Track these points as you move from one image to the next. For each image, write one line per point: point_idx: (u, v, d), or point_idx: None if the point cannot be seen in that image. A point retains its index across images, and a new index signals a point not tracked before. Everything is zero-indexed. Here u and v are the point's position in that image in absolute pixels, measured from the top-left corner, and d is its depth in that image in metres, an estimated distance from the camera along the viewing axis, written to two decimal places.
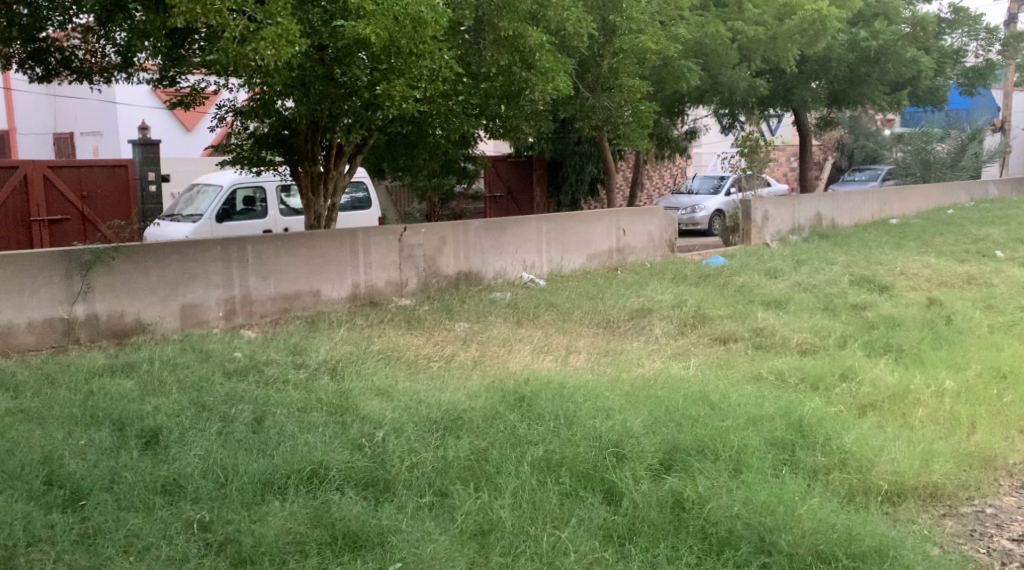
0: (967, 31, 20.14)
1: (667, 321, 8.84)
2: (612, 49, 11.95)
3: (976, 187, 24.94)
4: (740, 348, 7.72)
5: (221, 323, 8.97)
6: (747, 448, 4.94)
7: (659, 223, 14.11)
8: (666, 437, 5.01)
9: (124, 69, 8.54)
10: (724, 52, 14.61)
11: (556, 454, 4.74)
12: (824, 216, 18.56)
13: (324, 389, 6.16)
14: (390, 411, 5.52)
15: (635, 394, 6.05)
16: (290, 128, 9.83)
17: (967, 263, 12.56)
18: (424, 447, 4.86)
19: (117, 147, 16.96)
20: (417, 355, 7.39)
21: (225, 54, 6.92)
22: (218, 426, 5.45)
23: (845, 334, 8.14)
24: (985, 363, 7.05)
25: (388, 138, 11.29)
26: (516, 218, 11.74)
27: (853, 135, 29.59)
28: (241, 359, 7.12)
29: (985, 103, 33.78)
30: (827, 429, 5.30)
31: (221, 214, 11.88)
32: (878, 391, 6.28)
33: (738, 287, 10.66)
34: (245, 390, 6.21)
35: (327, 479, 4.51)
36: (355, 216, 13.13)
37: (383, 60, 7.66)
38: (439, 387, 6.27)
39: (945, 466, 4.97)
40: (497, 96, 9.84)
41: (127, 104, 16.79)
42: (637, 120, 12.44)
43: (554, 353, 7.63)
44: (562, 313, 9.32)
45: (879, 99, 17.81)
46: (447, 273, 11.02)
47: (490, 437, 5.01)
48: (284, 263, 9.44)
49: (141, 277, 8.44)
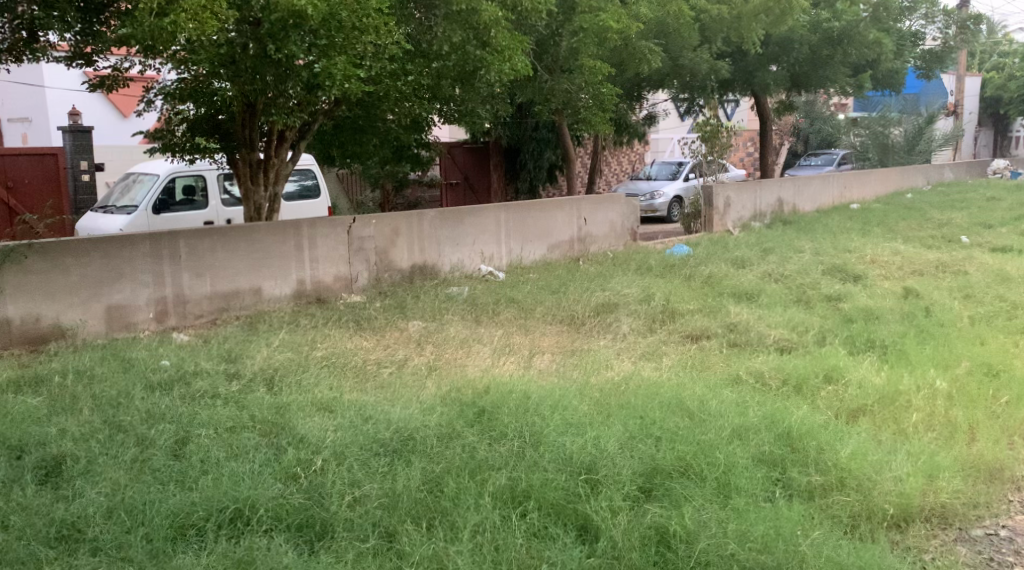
0: (925, 14, 19.85)
1: (635, 317, 8.28)
2: (571, 27, 11.32)
3: (932, 171, 24.95)
4: (714, 346, 7.20)
5: (151, 326, 8.21)
6: (735, 466, 4.40)
7: (621, 211, 13.56)
8: (643, 456, 4.45)
9: (29, 48, 7.67)
10: (686, 33, 14.17)
11: (520, 482, 4.14)
12: (786, 201, 18.23)
13: (258, 405, 5.48)
14: (332, 431, 4.87)
15: (606, 403, 5.47)
16: (226, 112, 9.06)
17: (937, 250, 12.24)
18: (369, 477, 4.23)
19: (46, 133, 15.79)
20: (364, 360, 6.72)
21: (142, 27, 6.24)
22: (133, 452, 4.75)
23: (823, 329, 7.65)
24: (975, 360, 6.61)
25: (335, 123, 10.53)
26: (473, 207, 11.08)
27: (809, 119, 29.32)
28: (167, 368, 6.40)
29: (936, 87, 33.90)
30: (819, 441, 4.77)
31: (158, 205, 11.04)
32: (866, 393, 5.78)
33: (706, 278, 10.16)
34: (168, 407, 5.50)
35: (254, 520, 3.86)
36: (304, 205, 12.37)
37: (321, 35, 7.00)
38: (390, 400, 5.63)
39: (953, 482, 4.47)
40: (449, 77, 9.20)
41: (57, 88, 15.64)
42: (598, 103, 11.88)
43: (516, 355, 7.04)
44: (524, 310, 8.70)
45: (842, 81, 17.45)
46: (401, 266, 10.33)
47: (445, 461, 4.40)
48: (220, 259, 8.69)
49: (59, 276, 7.65)
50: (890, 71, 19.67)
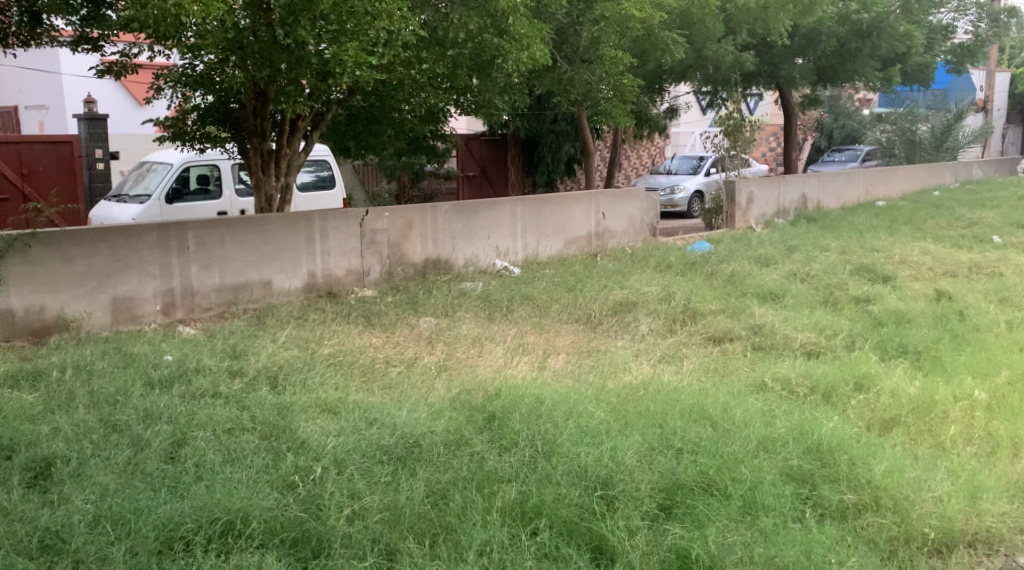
0: (956, 6, 19.35)
1: (654, 317, 7.98)
2: (592, 17, 11.02)
3: (960, 168, 24.46)
4: (738, 350, 6.90)
5: (157, 319, 8.01)
6: (762, 483, 4.11)
7: (641, 206, 13.23)
8: (663, 470, 4.17)
9: (34, 33, 7.44)
10: (710, 24, 13.83)
11: (531, 497, 3.87)
12: (810, 197, 17.83)
13: (260, 405, 5.24)
14: (334, 436, 4.61)
15: (623, 410, 5.18)
16: (237, 100, 8.81)
17: (969, 250, 11.83)
18: (370, 488, 3.99)
19: (63, 121, 15.57)
20: (373, 359, 6.47)
21: (146, 10, 6.01)
22: (126, 455, 4.51)
23: (852, 333, 7.32)
24: (1015, 369, 6.26)
25: (349, 112, 10.27)
26: (488, 200, 10.81)
27: (832, 114, 28.86)
28: (170, 364, 6.16)
29: (963, 84, 33.31)
30: (852, 455, 4.48)
31: (171, 194, 10.85)
32: (899, 403, 5.47)
33: (728, 276, 9.84)
34: (166, 406, 5.26)
35: (246, 534, 3.63)
36: (319, 196, 12.14)
37: (333, 20, 6.73)
38: (396, 402, 5.37)
39: (998, 504, 4.16)
40: (466, 65, 8.92)
41: (74, 75, 15.44)
42: (619, 95, 11.56)
43: (531, 355, 6.79)
44: (539, 307, 8.42)
45: (870, 75, 17.01)
46: (414, 260, 10.08)
47: (452, 472, 4.15)
48: (229, 251, 8.46)
49: (63, 267, 7.44)
50: (920, 65, 19.20)
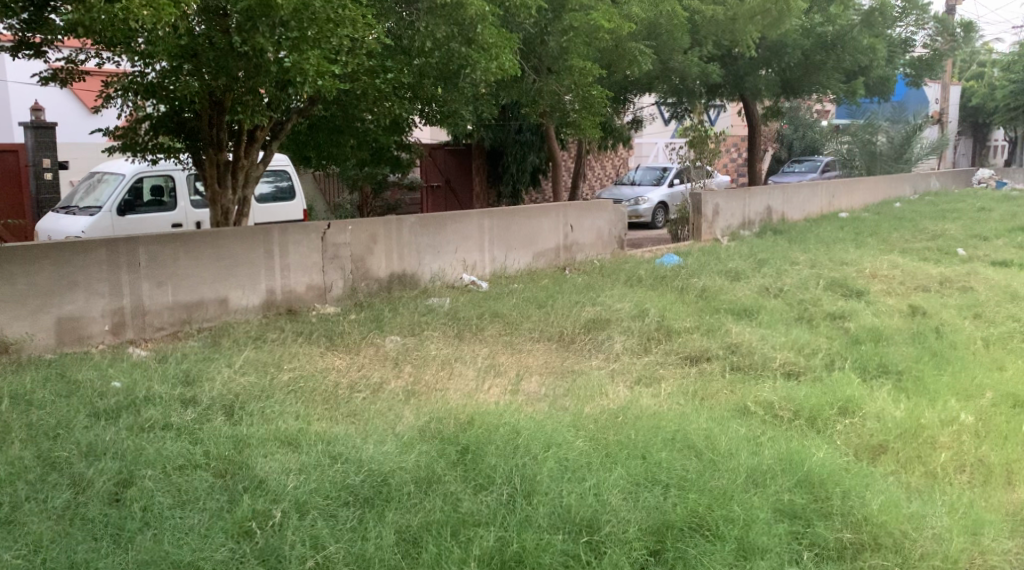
0: (914, 20, 19.15)
1: (627, 335, 7.73)
2: (560, 26, 10.78)
3: (919, 180, 24.73)
4: (716, 370, 6.68)
5: (106, 340, 7.57)
6: (754, 522, 3.87)
7: (609, 218, 13.00)
8: (651, 508, 3.92)
9: None
10: (678, 35, 13.68)
11: (511, 544, 3.62)
12: (774, 209, 17.79)
13: (214, 438, 4.86)
14: (295, 474, 4.26)
15: (603, 439, 4.90)
16: (192, 109, 8.39)
17: (938, 263, 11.79)
18: (335, 536, 3.68)
19: (9, 129, 14.95)
20: (336, 384, 6.12)
21: (93, 15, 5.62)
22: (65, 497, 4.13)
23: (831, 351, 7.14)
24: (999, 390, 6.11)
25: (310, 122, 9.89)
26: (455, 213, 10.50)
27: (792, 126, 29.03)
28: (117, 393, 5.74)
29: (918, 98, 33.81)
30: (846, 487, 4.25)
31: (123, 205, 10.37)
32: (887, 427, 5.27)
33: (701, 291, 9.63)
34: (112, 439, 4.86)
35: None
36: (278, 208, 11.73)
37: (293, 26, 6.37)
38: (362, 432, 5.03)
39: (1000, 540, 3.97)
40: (432, 75, 8.63)
41: (20, 82, 14.86)
42: (587, 105, 11.32)
43: (503, 377, 6.49)
44: (510, 324, 8.14)
45: (835, 88, 17.02)
46: (378, 275, 9.73)
47: (424, 514, 3.86)
48: (184, 267, 8.05)
49: (4, 286, 6.98)
50: (881, 78, 19.32)
